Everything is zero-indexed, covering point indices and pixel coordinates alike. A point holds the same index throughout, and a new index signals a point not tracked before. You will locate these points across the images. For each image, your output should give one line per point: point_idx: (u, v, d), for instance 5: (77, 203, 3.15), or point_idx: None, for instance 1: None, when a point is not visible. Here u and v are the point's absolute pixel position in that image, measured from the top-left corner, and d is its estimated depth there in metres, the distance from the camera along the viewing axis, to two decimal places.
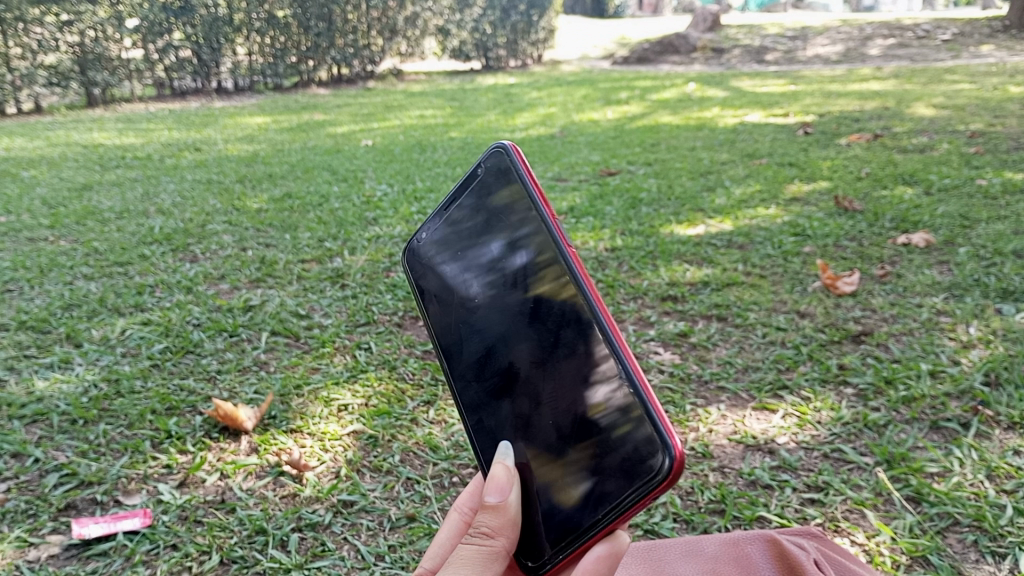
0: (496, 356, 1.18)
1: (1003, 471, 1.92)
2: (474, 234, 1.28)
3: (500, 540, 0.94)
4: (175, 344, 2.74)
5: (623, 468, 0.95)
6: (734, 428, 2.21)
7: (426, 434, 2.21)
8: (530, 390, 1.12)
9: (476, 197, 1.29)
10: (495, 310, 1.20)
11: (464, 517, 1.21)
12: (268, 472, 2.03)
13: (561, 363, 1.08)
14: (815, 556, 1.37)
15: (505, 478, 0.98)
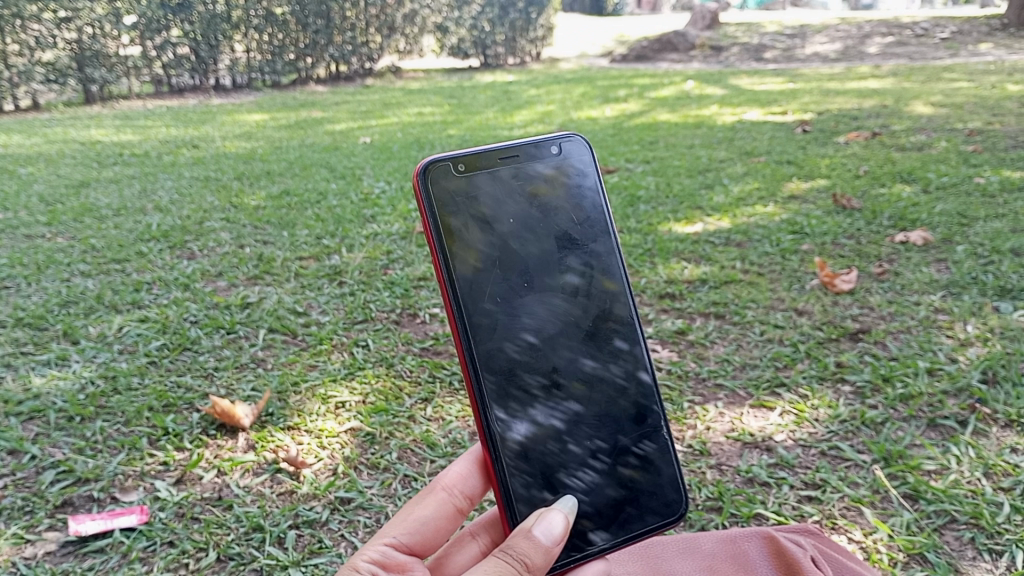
0: (535, 347, 1.35)
1: (1000, 469, 1.92)
2: (522, 211, 1.40)
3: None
4: (172, 341, 2.74)
5: (646, 496, 1.34)
6: (732, 426, 2.21)
7: (424, 432, 2.21)
8: (566, 390, 1.37)
9: (535, 177, 1.42)
10: (542, 302, 1.38)
11: (457, 501, 1.25)
12: (265, 469, 2.03)
13: (603, 381, 1.39)
14: (812, 556, 1.38)
15: (559, 533, 1.09)
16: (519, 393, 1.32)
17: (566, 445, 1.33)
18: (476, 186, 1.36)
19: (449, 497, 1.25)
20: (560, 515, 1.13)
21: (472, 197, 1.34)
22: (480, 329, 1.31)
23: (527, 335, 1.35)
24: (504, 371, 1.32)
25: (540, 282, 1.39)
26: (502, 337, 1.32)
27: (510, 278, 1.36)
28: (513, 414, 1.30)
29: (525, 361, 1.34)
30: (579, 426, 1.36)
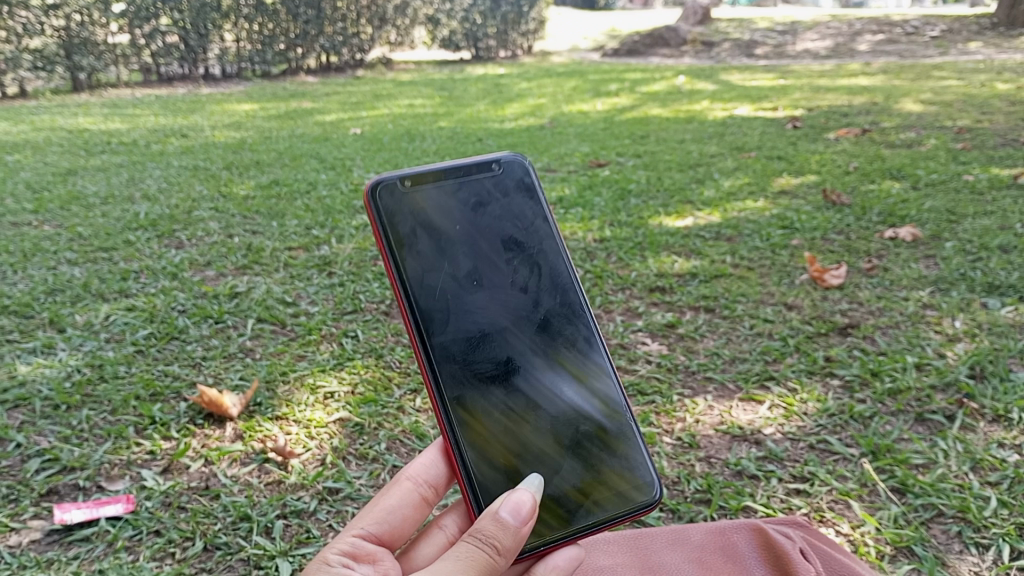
0: (489, 347, 1.36)
1: (987, 463, 1.93)
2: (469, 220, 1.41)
3: (501, 560, 1.05)
4: (160, 330, 2.72)
5: (605, 490, 1.33)
6: (721, 419, 2.22)
7: (414, 422, 2.20)
8: (521, 390, 1.36)
9: (490, 184, 1.44)
10: (496, 306, 1.39)
11: (423, 491, 1.26)
12: (252, 459, 2.02)
13: (553, 379, 1.39)
14: (800, 544, 1.38)
15: (527, 512, 1.08)
16: (476, 387, 1.32)
17: (524, 441, 1.32)
18: (428, 196, 1.39)
19: (416, 487, 1.26)
20: (526, 493, 1.11)
21: (424, 204, 1.38)
22: (437, 333, 1.31)
23: (481, 337, 1.35)
24: (460, 367, 1.32)
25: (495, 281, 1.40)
26: (451, 340, 1.32)
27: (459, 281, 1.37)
28: (472, 410, 1.30)
29: (483, 363, 1.34)
30: (535, 422, 1.35)
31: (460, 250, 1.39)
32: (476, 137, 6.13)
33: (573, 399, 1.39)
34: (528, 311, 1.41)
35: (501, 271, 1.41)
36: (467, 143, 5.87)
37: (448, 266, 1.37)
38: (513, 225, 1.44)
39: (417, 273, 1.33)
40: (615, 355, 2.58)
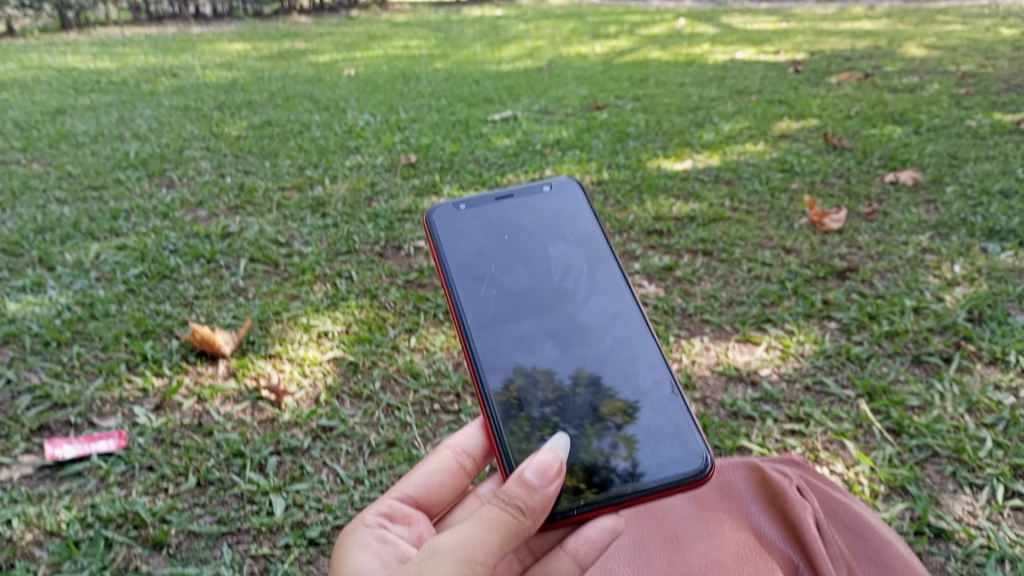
0: (530, 330, 1.34)
1: (983, 404, 1.92)
2: (516, 237, 1.47)
3: (527, 521, 0.95)
4: (151, 268, 2.69)
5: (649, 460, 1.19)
6: (717, 360, 2.21)
7: (408, 361, 2.18)
8: (562, 373, 1.30)
9: (535, 209, 1.52)
10: (538, 302, 1.39)
11: (461, 459, 1.29)
12: (246, 396, 2.00)
13: (598, 364, 1.32)
14: (797, 482, 1.27)
15: (553, 469, 0.99)
16: (513, 368, 1.29)
17: (561, 411, 1.25)
18: (478, 219, 1.48)
19: (454, 456, 1.28)
20: (551, 454, 1.02)
21: (475, 224, 1.47)
22: (475, 317, 1.34)
23: (522, 322, 1.35)
24: (496, 350, 1.30)
25: (538, 284, 1.41)
26: (491, 327, 1.33)
27: (502, 282, 1.40)
28: (507, 380, 1.27)
29: (521, 342, 1.32)
30: (574, 394, 1.28)
31: (507, 256, 1.44)
32: (472, 80, 6.02)
33: (617, 374, 1.31)
34: (573, 303, 1.40)
35: (547, 272, 1.43)
36: (463, 85, 5.77)
37: (492, 265, 1.41)
38: (558, 239, 1.48)
39: (461, 272, 1.39)
40: None
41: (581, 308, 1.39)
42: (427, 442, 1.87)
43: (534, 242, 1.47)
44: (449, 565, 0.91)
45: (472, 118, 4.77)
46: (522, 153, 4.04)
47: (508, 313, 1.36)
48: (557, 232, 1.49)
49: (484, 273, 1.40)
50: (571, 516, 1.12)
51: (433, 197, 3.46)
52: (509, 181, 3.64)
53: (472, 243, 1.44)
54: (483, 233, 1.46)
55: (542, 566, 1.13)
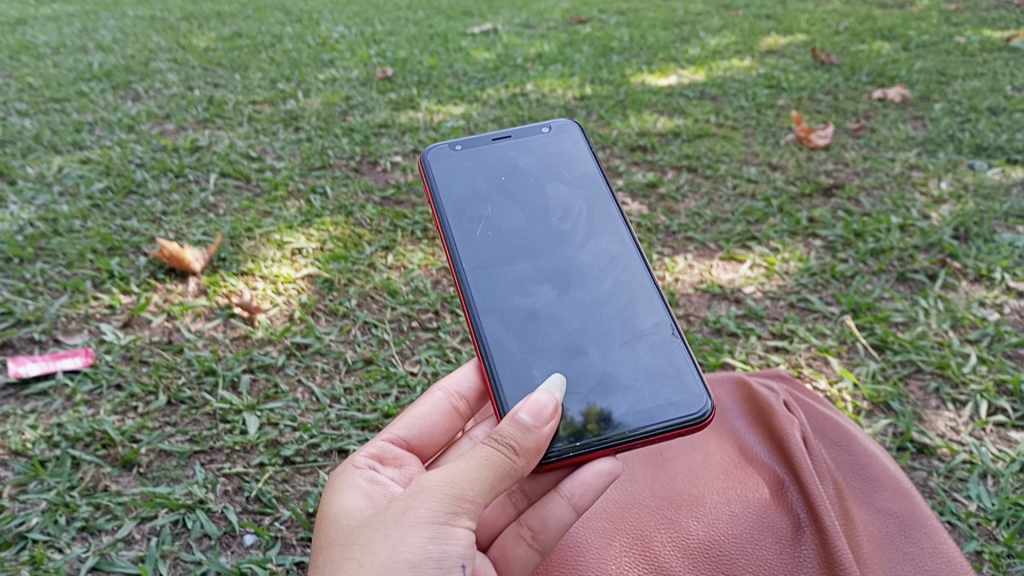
0: (526, 273, 1.23)
1: (968, 321, 1.91)
2: (515, 179, 1.36)
3: (520, 462, 0.92)
4: (117, 183, 2.58)
5: (647, 406, 1.08)
6: (701, 278, 2.17)
7: (386, 278, 2.12)
8: (561, 316, 1.19)
9: (535, 150, 1.40)
10: (536, 244, 1.27)
11: (454, 400, 1.22)
12: (218, 314, 1.94)
13: (599, 307, 1.20)
14: (784, 396, 1.24)
15: (547, 412, 0.96)
16: (509, 313, 1.18)
17: (557, 356, 1.14)
18: (476, 161, 1.37)
19: (446, 397, 1.21)
20: (546, 393, 1.00)
21: (472, 167, 1.36)
22: (471, 260, 1.23)
23: (518, 265, 1.24)
24: (491, 294, 1.20)
25: (537, 226, 1.30)
26: (486, 271, 1.22)
27: (499, 225, 1.29)
28: (503, 323, 1.16)
29: (516, 284, 1.21)
30: (569, 337, 1.17)
31: (504, 198, 1.32)
32: None
33: (617, 317, 1.19)
34: (570, 244, 1.28)
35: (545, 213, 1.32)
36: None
37: (490, 208, 1.31)
38: (558, 180, 1.36)
39: (458, 216, 1.29)
40: None
41: (579, 249, 1.27)
42: (405, 361, 1.83)
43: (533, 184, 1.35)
44: (436, 501, 0.88)
45: (450, 30, 4.59)
46: (502, 67, 3.91)
47: (504, 255, 1.25)
48: (557, 173, 1.38)
49: (479, 215, 1.30)
50: (568, 457, 1.03)
51: (410, 111, 3.35)
52: (489, 96, 3.52)
53: (468, 186, 1.34)
54: (479, 175, 1.35)
55: (534, 512, 1.02)
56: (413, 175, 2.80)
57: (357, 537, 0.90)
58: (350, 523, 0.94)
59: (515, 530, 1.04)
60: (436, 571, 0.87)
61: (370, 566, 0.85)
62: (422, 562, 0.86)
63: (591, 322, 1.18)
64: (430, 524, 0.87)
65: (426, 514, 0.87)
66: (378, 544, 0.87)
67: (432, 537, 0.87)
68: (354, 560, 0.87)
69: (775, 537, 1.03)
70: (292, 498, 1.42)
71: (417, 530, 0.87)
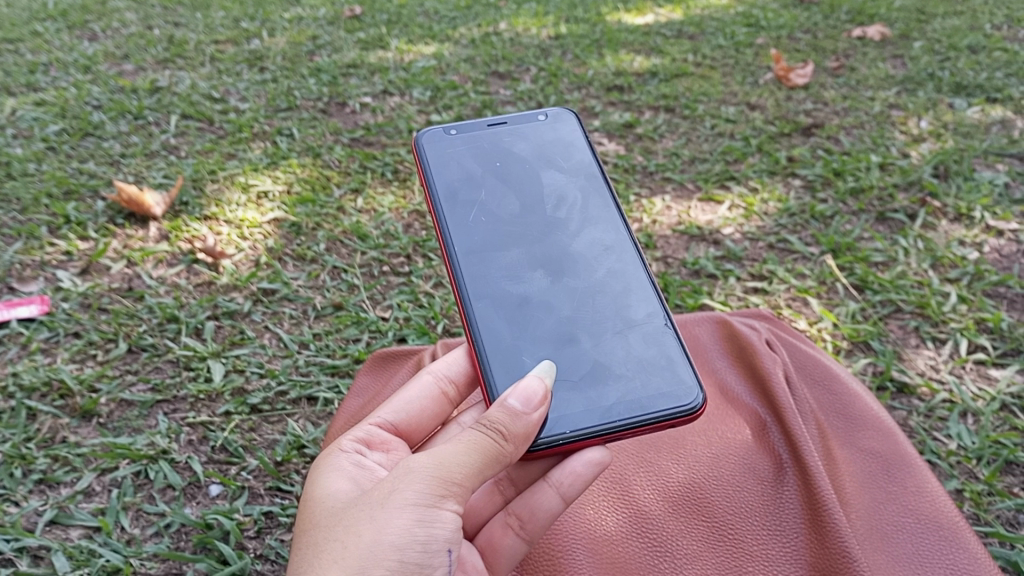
0: (518, 262, 1.09)
1: (948, 260, 1.88)
2: (509, 164, 1.21)
3: (510, 447, 0.83)
4: (72, 125, 2.47)
5: (641, 401, 0.96)
6: (679, 219, 2.12)
7: (355, 222, 2.05)
8: (556, 310, 1.05)
9: (532, 135, 1.25)
10: (530, 232, 1.13)
11: (443, 386, 1.06)
12: (180, 260, 1.87)
13: (595, 302, 1.07)
14: (765, 334, 1.21)
15: (538, 396, 0.87)
16: (500, 303, 1.04)
17: (550, 348, 1.01)
18: (471, 142, 1.22)
19: (435, 382, 1.06)
20: (536, 377, 0.90)
21: (468, 148, 1.21)
22: (464, 243, 1.09)
23: (512, 250, 1.10)
24: (483, 283, 1.06)
25: (533, 215, 1.15)
26: (477, 257, 1.08)
27: (492, 211, 1.14)
28: (496, 308, 1.04)
29: (508, 271, 1.08)
30: (563, 324, 1.04)
31: (497, 181, 1.18)
32: None
33: (614, 308, 1.06)
34: (564, 231, 1.14)
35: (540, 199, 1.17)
36: None
37: (484, 192, 1.16)
38: (555, 167, 1.22)
39: (450, 199, 1.14)
40: None
41: (574, 237, 1.14)
42: (376, 306, 1.78)
43: (529, 170, 1.21)
44: (422, 483, 0.79)
45: None
46: (474, 6, 3.78)
47: (496, 242, 1.11)
48: (554, 160, 1.23)
49: (471, 198, 1.15)
50: (559, 444, 0.92)
51: (380, 51, 3.23)
52: (460, 35, 3.41)
53: (462, 166, 1.19)
54: (474, 156, 1.20)
55: (523, 499, 0.92)
56: (383, 116, 2.71)
57: (337, 521, 0.80)
58: (330, 503, 0.84)
59: (502, 519, 0.93)
60: (422, 556, 0.78)
61: (352, 552, 0.76)
62: (408, 546, 0.77)
63: (587, 311, 1.06)
64: (417, 506, 0.78)
65: (412, 496, 0.78)
66: (359, 528, 0.77)
67: (417, 519, 0.78)
68: (333, 546, 0.77)
69: (756, 479, 1.01)
70: (260, 447, 1.37)
71: (402, 513, 0.78)
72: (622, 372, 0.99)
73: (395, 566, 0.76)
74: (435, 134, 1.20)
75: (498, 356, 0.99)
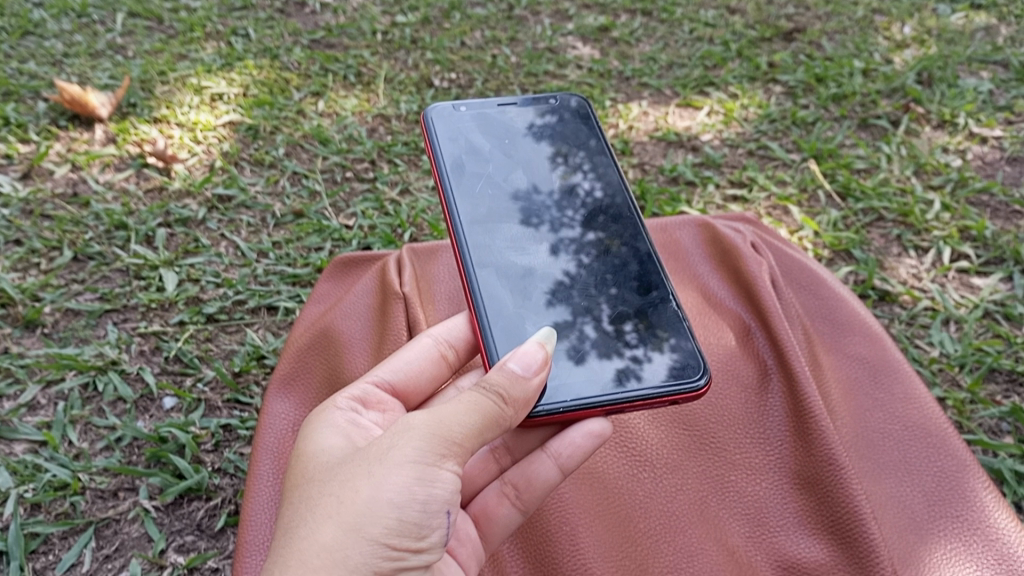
0: (522, 237, 0.95)
1: (931, 168, 1.83)
2: (520, 144, 1.06)
3: (509, 412, 0.72)
4: (10, 23, 2.29)
5: (646, 378, 0.83)
6: (656, 126, 2.03)
7: (316, 126, 1.93)
8: (560, 288, 0.91)
9: (550, 119, 1.10)
10: (535, 210, 0.99)
11: (443, 349, 0.91)
12: (129, 164, 1.76)
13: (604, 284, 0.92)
14: (750, 237, 1.14)
15: (539, 360, 0.75)
16: (501, 277, 0.90)
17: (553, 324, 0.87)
18: (483, 120, 1.08)
19: (435, 343, 0.90)
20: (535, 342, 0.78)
21: (479, 124, 1.07)
22: (468, 214, 0.96)
23: (516, 223, 0.97)
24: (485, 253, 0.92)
25: (542, 196, 1.01)
26: (481, 229, 0.94)
27: (497, 186, 1.00)
28: (500, 277, 0.90)
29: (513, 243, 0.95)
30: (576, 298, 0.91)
31: (506, 159, 1.04)
32: None
33: (631, 283, 0.92)
34: (572, 213, 1.00)
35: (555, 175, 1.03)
36: None
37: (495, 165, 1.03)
38: (569, 150, 1.07)
39: (455, 168, 1.01)
40: (542, 60, 2.29)
41: (584, 217, 0.99)
42: (339, 214, 1.68)
43: (540, 152, 1.06)
44: (421, 439, 0.68)
45: None
46: None
47: (498, 214, 0.97)
48: (568, 142, 1.08)
49: (474, 170, 1.01)
50: (557, 412, 0.80)
51: None
52: None
53: (468, 140, 1.05)
54: (482, 132, 1.06)
55: (519, 469, 0.83)
56: (345, 16, 2.55)
57: (330, 476, 0.70)
58: (320, 456, 0.74)
59: (496, 488, 0.84)
60: (421, 516, 0.67)
61: (347, 511, 0.66)
62: (408, 505, 0.66)
63: (602, 286, 0.92)
64: (417, 464, 0.67)
65: (412, 453, 0.67)
66: (355, 485, 0.67)
67: (417, 477, 0.67)
68: (327, 504, 0.67)
69: (741, 386, 0.96)
70: (217, 358, 1.31)
71: (401, 470, 0.67)
72: (627, 346, 0.86)
73: (392, 526, 0.66)
74: (444, 108, 1.06)
75: (498, 327, 0.86)
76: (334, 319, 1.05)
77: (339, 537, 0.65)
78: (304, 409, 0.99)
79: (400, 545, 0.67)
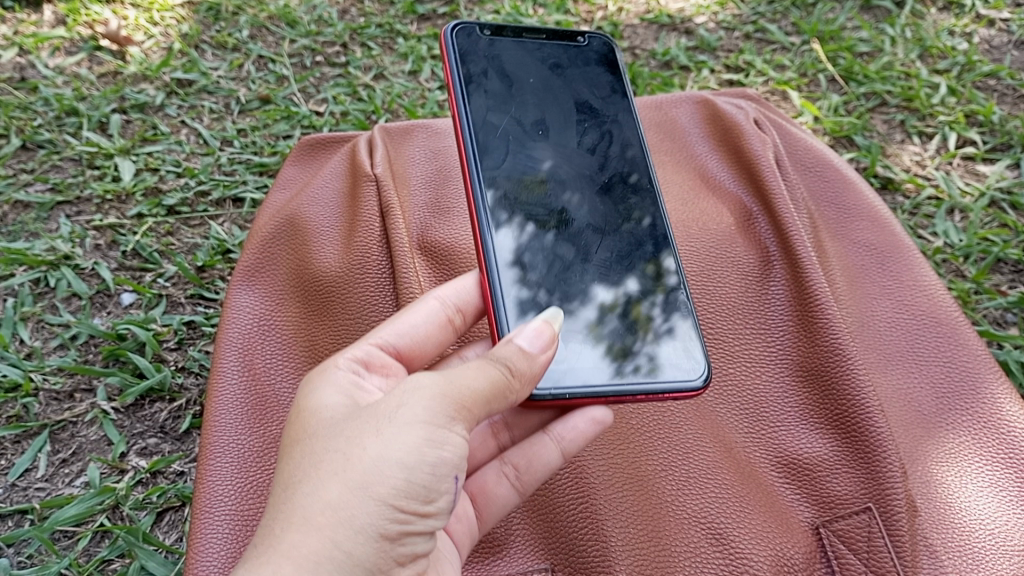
0: (535, 206, 0.81)
1: (937, 52, 1.71)
2: (541, 92, 0.89)
3: (515, 386, 0.64)
4: None
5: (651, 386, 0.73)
6: (648, 8, 1.87)
7: (280, 4, 1.76)
8: (571, 272, 0.78)
9: (573, 63, 0.92)
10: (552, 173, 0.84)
11: (449, 313, 0.78)
12: (80, 48, 1.62)
13: (618, 274, 0.80)
14: (752, 113, 1.06)
15: (549, 334, 0.67)
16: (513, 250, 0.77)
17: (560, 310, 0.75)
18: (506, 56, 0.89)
19: (443, 307, 0.77)
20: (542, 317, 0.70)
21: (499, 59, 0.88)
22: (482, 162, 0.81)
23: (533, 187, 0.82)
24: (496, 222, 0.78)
25: (560, 156, 0.85)
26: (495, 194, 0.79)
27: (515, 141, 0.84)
28: (511, 251, 0.77)
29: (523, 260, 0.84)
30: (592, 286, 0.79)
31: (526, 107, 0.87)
32: None
33: (646, 277, 0.80)
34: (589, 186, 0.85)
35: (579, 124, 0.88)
36: None
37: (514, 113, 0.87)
38: (591, 104, 0.90)
39: (473, 89, 0.85)
40: None
41: (600, 192, 0.85)
42: (309, 100, 1.57)
43: (562, 104, 0.89)
44: (432, 399, 0.61)
45: None
46: None
47: (512, 176, 0.82)
48: (591, 96, 0.91)
49: (490, 115, 0.84)
50: (563, 399, 0.71)
51: None
52: None
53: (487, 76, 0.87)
54: (501, 67, 0.88)
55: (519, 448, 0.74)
56: None
57: (330, 432, 0.62)
58: (322, 410, 0.64)
59: (496, 468, 0.75)
60: (429, 481, 0.60)
61: (351, 470, 0.58)
62: (416, 466, 0.59)
63: (614, 275, 0.80)
64: (428, 425, 0.60)
65: (422, 411, 0.60)
66: (362, 440, 0.59)
67: (426, 438, 0.60)
68: (327, 462, 0.59)
69: (740, 274, 0.90)
70: (179, 253, 1.23)
71: (411, 429, 0.59)
72: (635, 346, 0.75)
73: (399, 487, 0.58)
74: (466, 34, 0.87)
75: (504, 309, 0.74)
76: (300, 205, 0.96)
77: (344, 494, 0.57)
78: (271, 302, 0.91)
79: (407, 509, 0.59)
